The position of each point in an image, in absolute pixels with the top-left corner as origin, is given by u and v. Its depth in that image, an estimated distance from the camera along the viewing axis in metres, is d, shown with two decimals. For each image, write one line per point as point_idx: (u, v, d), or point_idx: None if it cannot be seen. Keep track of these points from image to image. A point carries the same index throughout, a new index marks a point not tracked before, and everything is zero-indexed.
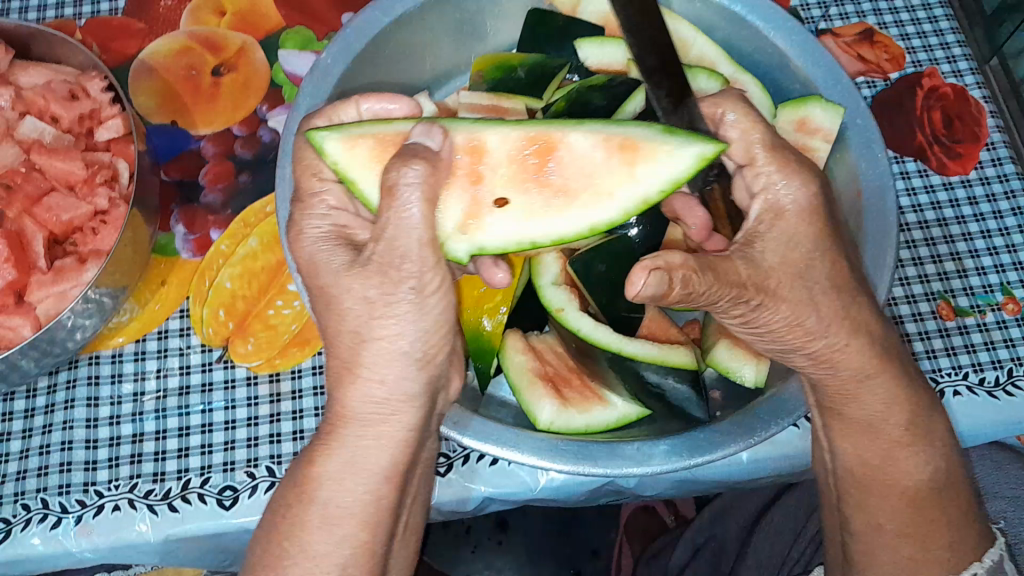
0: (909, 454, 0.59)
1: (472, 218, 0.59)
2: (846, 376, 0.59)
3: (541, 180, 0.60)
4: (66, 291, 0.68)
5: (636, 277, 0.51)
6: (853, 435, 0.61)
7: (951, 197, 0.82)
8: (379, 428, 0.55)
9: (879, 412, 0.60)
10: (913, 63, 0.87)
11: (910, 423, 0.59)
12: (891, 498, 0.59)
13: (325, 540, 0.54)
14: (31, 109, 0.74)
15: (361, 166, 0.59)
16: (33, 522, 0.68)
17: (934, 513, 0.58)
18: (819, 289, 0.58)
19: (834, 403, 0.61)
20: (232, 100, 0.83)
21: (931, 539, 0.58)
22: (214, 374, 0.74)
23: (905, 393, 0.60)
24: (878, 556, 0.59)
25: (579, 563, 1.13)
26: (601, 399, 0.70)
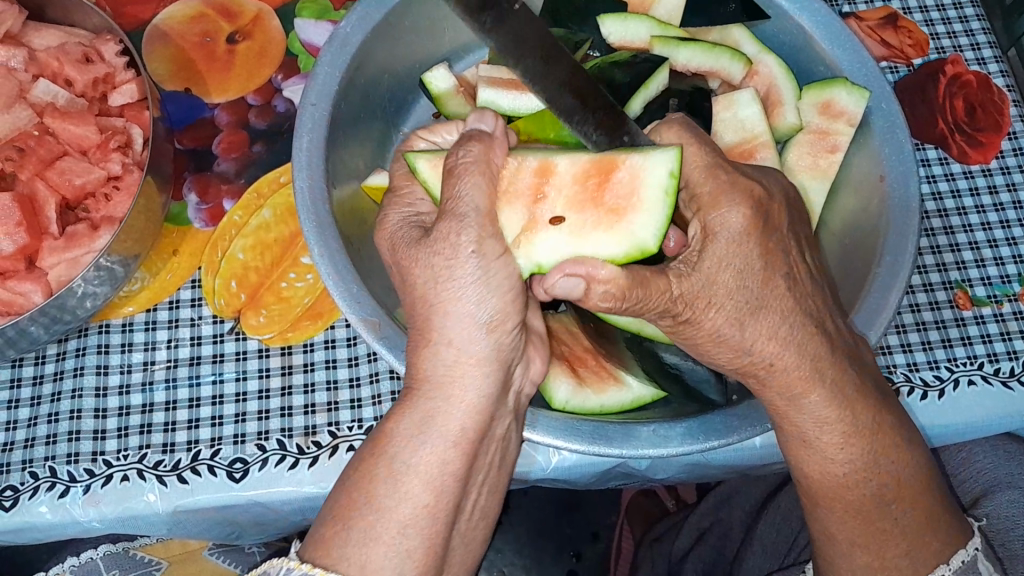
0: (849, 472, 0.58)
1: (527, 233, 0.57)
2: (776, 389, 0.58)
3: (598, 198, 0.58)
4: (78, 257, 0.68)
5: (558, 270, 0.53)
6: (797, 450, 0.60)
7: (971, 185, 0.81)
8: (449, 389, 0.55)
9: (811, 428, 0.58)
10: (936, 50, 0.86)
11: (844, 441, 0.58)
12: (837, 513, 0.60)
13: (389, 493, 0.53)
14: (45, 72, 0.73)
15: (511, 228, 0.57)
16: (42, 490, 0.67)
17: (884, 525, 0.59)
18: (748, 307, 0.56)
19: (776, 418, 0.60)
20: (247, 68, 0.81)
21: (885, 548, 0.59)
22: (226, 346, 0.73)
23: (840, 409, 0.58)
24: (840, 565, 0.61)
25: (580, 545, 1.12)
26: (617, 380, 0.69)
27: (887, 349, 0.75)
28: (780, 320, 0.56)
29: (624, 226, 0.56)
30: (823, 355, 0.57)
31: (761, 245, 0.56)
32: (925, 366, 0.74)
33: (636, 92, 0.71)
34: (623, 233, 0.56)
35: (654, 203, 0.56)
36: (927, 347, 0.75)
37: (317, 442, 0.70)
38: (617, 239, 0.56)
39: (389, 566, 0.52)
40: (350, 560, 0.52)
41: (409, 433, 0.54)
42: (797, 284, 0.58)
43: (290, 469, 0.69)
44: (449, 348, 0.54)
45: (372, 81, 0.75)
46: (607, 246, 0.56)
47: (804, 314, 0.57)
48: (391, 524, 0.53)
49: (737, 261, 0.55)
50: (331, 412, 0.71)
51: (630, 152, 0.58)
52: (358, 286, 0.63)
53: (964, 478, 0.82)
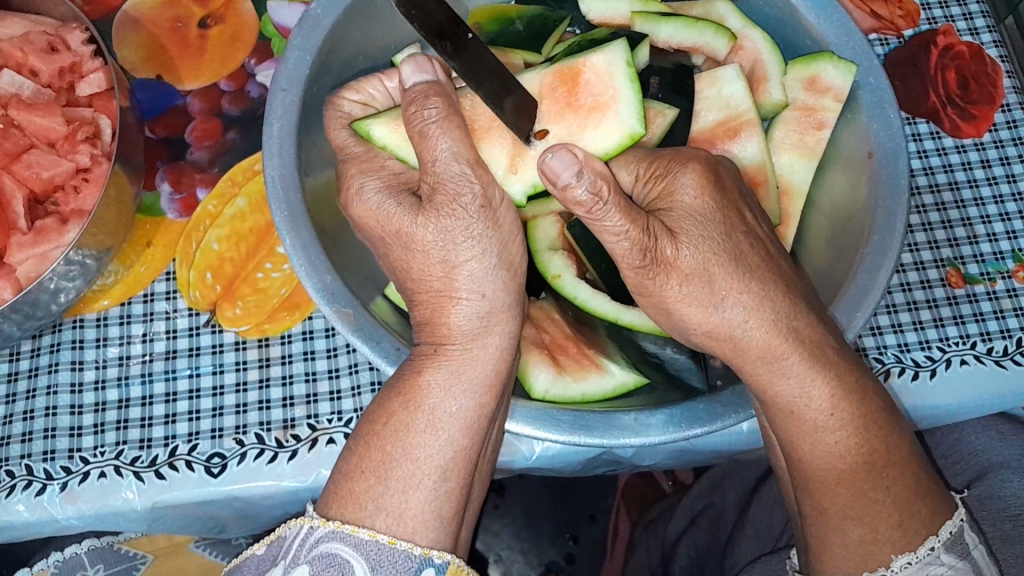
0: (841, 440, 0.56)
1: (519, 158, 0.61)
2: (754, 355, 0.57)
3: (574, 101, 0.61)
4: (46, 252, 0.66)
5: (551, 153, 0.53)
6: (785, 422, 0.58)
7: (964, 160, 0.79)
8: (485, 339, 0.57)
9: (798, 396, 0.57)
10: (928, 20, 0.83)
11: (833, 406, 0.56)
12: (828, 485, 0.57)
13: (429, 442, 0.54)
14: (9, 62, 0.70)
15: (499, 161, 0.61)
16: (18, 489, 0.67)
17: (875, 494, 0.56)
18: (717, 261, 0.56)
19: (760, 391, 0.59)
20: (220, 54, 0.79)
21: (876, 519, 0.56)
22: (202, 339, 0.72)
23: (825, 372, 0.56)
24: (833, 542, 0.58)
25: (576, 529, 1.11)
26: (599, 367, 0.67)
27: (877, 330, 0.73)
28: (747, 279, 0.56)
29: (609, 120, 0.60)
30: (799, 316, 0.57)
31: (719, 206, 0.57)
32: (916, 346, 0.73)
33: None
34: (613, 120, 0.60)
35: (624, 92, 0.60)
36: (918, 327, 0.73)
37: (296, 435, 0.69)
38: (607, 132, 0.60)
39: (429, 510, 0.53)
40: (386, 511, 0.52)
41: (449, 383, 0.55)
42: (762, 248, 0.58)
43: (270, 462, 0.68)
44: (469, 299, 0.57)
45: (346, 65, 0.73)
46: (599, 141, 0.60)
47: (772, 274, 0.57)
48: (429, 470, 0.54)
49: (701, 220, 0.56)
50: (310, 405, 0.70)
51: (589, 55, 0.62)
52: (332, 277, 0.62)
53: (957, 459, 0.81)
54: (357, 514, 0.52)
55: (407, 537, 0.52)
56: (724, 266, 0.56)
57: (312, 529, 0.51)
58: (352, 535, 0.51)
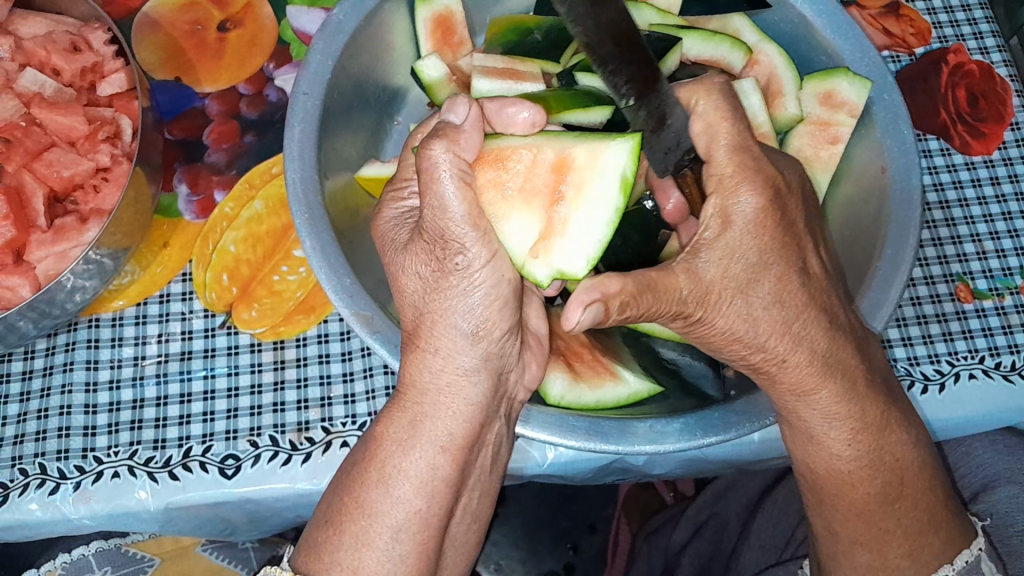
0: (853, 468, 0.58)
1: (545, 238, 0.55)
2: (788, 386, 0.57)
3: (557, 197, 0.55)
4: (67, 250, 0.66)
5: (577, 308, 0.47)
6: (802, 445, 0.60)
7: (973, 176, 0.80)
8: (441, 399, 0.55)
9: (818, 423, 0.58)
10: (938, 38, 0.84)
11: (852, 436, 0.57)
12: (840, 512, 0.59)
13: (381, 498, 0.55)
14: (31, 61, 0.71)
15: (526, 236, 0.55)
16: (30, 487, 0.66)
17: (885, 524, 0.58)
18: (761, 304, 0.55)
19: (780, 408, 0.60)
20: (238, 57, 0.80)
21: (886, 548, 0.59)
22: (217, 340, 0.72)
23: (846, 406, 0.57)
24: (841, 560, 0.61)
25: (577, 537, 1.12)
26: (613, 373, 0.68)
27: (887, 343, 0.74)
28: (789, 318, 0.55)
29: (579, 228, 0.55)
30: (836, 351, 0.57)
31: (777, 239, 0.55)
32: (926, 360, 0.73)
33: (650, 73, 0.69)
34: (587, 227, 0.55)
35: (605, 197, 0.55)
36: (928, 341, 0.74)
37: (311, 438, 0.69)
38: (582, 239, 0.55)
39: (381, 569, 0.54)
40: (342, 565, 0.54)
41: (402, 437, 0.55)
42: (812, 288, 0.56)
43: (284, 464, 0.68)
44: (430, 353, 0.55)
45: (366, 71, 0.73)
46: (570, 257, 0.55)
47: (819, 309, 0.56)
48: (381, 529, 0.54)
49: (755, 252, 0.54)
50: (324, 408, 0.71)
51: (576, 146, 0.55)
52: (353, 281, 0.62)
53: (964, 472, 0.82)
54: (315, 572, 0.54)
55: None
56: (767, 300, 0.55)
57: None
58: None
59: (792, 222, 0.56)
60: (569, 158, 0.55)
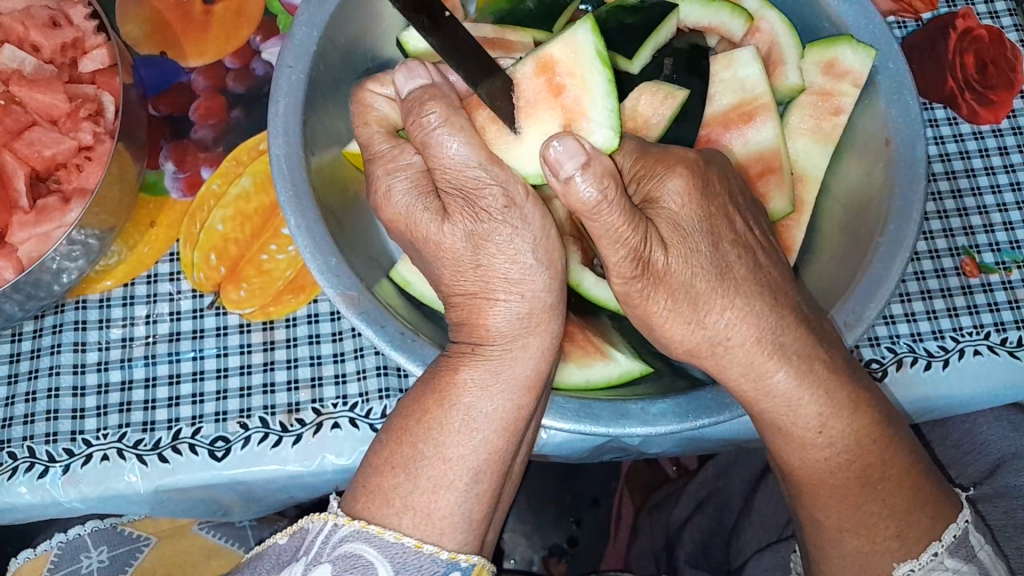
0: (831, 457, 0.56)
1: (569, 129, 0.56)
2: (749, 376, 0.55)
3: (556, 91, 0.57)
4: (49, 232, 0.65)
5: (556, 140, 0.49)
6: (774, 438, 0.57)
7: (981, 146, 0.78)
8: (519, 343, 0.54)
9: (783, 413, 0.55)
10: (947, 3, 0.81)
11: (822, 423, 0.55)
12: (821, 499, 0.57)
13: (460, 442, 0.52)
14: (11, 37, 0.69)
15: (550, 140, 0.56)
16: (20, 470, 0.66)
17: (869, 507, 0.56)
18: (704, 282, 0.53)
19: (744, 404, 0.57)
20: (225, 30, 0.78)
21: (873, 531, 0.56)
22: (206, 321, 0.71)
23: (813, 390, 0.54)
24: (830, 550, 0.58)
25: (580, 511, 1.13)
26: (603, 353, 0.66)
27: (890, 319, 0.72)
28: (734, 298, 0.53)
29: (589, 106, 0.56)
30: (787, 329, 0.54)
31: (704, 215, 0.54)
32: (928, 335, 0.72)
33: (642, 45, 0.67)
34: (597, 100, 0.57)
35: (594, 72, 0.57)
36: (932, 316, 0.72)
37: (301, 419, 0.68)
38: (599, 111, 0.56)
39: (457, 513, 0.52)
40: (416, 509, 0.51)
41: (482, 382, 0.53)
42: (749, 258, 0.55)
43: (274, 446, 0.67)
44: (507, 300, 0.54)
45: (353, 43, 0.71)
46: (595, 133, 0.56)
47: (760, 285, 0.54)
48: (459, 471, 0.52)
49: (691, 233, 0.53)
50: (315, 388, 0.70)
51: (549, 45, 0.58)
52: (338, 259, 0.61)
53: (969, 450, 0.80)
54: (381, 515, 0.51)
55: (434, 540, 0.51)
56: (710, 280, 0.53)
57: (336, 527, 0.51)
58: (377, 537, 0.50)
59: (718, 194, 0.56)
60: (548, 55, 0.57)
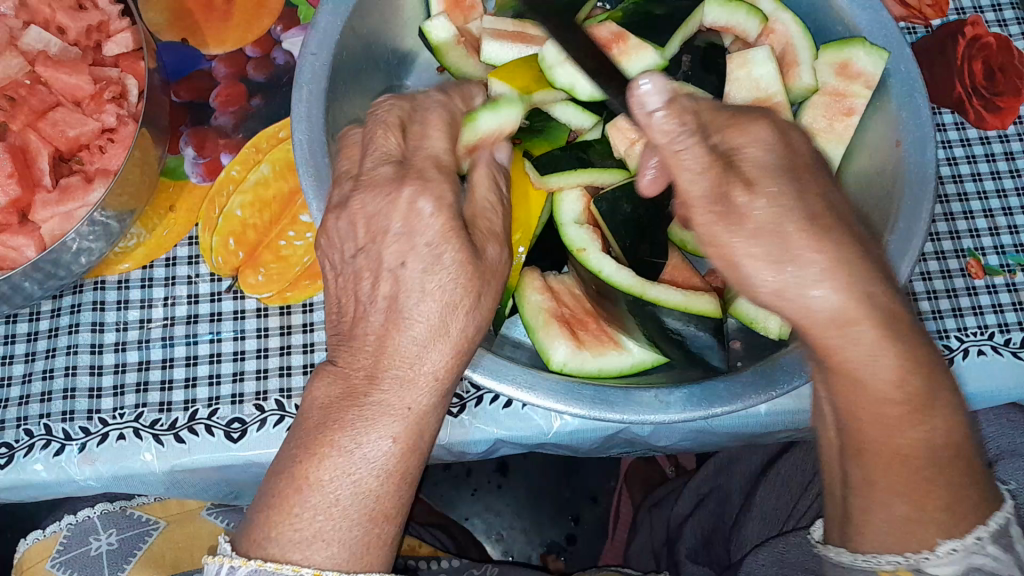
0: (904, 415, 0.50)
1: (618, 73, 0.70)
2: (822, 319, 0.49)
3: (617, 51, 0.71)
4: (72, 211, 0.65)
5: None
6: (845, 386, 0.51)
7: (987, 151, 0.80)
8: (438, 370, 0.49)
9: (865, 362, 0.49)
10: (956, 10, 0.83)
11: (903, 373, 0.49)
12: (879, 461, 0.52)
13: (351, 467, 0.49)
14: (36, 19, 0.70)
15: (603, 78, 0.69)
16: (36, 448, 0.66)
17: (929, 476, 0.51)
18: (788, 217, 0.50)
19: (813, 352, 0.52)
20: (246, 18, 0.79)
21: (926, 500, 0.51)
22: (223, 304, 0.72)
23: (898, 335, 0.49)
24: (874, 516, 0.52)
25: (578, 509, 1.15)
26: (617, 343, 0.67)
27: None
28: (818, 240, 0.49)
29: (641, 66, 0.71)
30: None
31: (790, 162, 0.52)
32: (934, 335, 0.73)
33: (674, 37, 0.73)
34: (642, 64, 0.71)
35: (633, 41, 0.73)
36: (938, 316, 0.74)
37: None
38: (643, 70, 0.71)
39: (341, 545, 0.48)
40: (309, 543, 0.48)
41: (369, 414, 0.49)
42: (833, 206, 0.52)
43: (289, 429, 0.68)
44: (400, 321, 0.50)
45: (374, 33, 0.72)
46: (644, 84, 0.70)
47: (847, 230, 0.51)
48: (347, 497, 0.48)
49: (779, 178, 0.51)
50: None
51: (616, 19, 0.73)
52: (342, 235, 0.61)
53: None
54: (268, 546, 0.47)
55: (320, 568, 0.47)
56: (796, 222, 0.49)
57: (230, 568, 0.47)
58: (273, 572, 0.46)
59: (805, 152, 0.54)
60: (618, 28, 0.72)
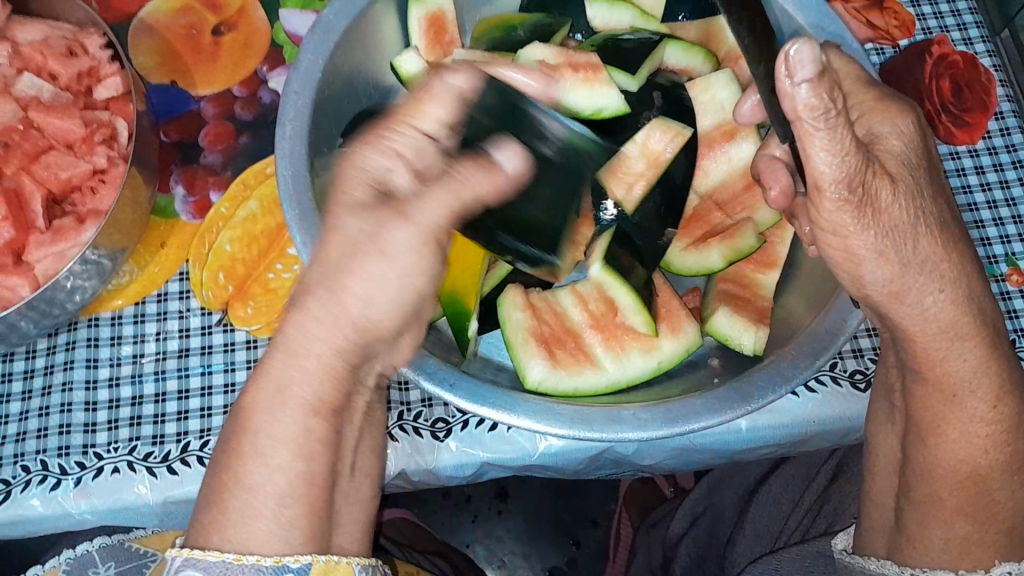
0: (987, 435, 0.60)
1: (577, 88, 0.71)
2: (934, 328, 0.57)
3: (577, 65, 0.72)
4: (64, 250, 0.68)
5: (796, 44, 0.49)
6: (938, 407, 0.60)
7: (957, 166, 0.82)
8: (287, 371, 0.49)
9: (966, 380, 0.58)
10: (922, 30, 0.86)
11: (998, 399, 0.59)
12: (964, 483, 0.60)
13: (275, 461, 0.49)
14: (29, 66, 0.72)
15: (560, 96, 0.71)
16: (33, 483, 0.68)
17: (998, 494, 0.61)
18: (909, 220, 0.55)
19: (916, 365, 0.59)
20: (233, 60, 0.81)
21: (987, 520, 0.61)
22: (214, 337, 0.74)
23: (991, 362, 0.59)
24: (932, 531, 0.62)
25: (579, 533, 1.15)
26: (591, 363, 0.68)
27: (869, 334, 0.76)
28: (943, 257, 0.57)
29: (602, 79, 0.71)
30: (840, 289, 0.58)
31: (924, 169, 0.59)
32: None
33: (642, 66, 0.73)
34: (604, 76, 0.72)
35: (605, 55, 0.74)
36: None
37: None
38: (603, 83, 0.71)
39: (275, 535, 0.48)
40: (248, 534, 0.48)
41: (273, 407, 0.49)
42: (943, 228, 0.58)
43: None
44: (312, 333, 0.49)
45: (356, 71, 0.75)
46: (604, 98, 0.71)
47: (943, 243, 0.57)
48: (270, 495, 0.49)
49: (913, 171, 0.57)
50: None
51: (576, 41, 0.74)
52: None
53: None
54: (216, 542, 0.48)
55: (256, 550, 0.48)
56: (928, 230, 0.56)
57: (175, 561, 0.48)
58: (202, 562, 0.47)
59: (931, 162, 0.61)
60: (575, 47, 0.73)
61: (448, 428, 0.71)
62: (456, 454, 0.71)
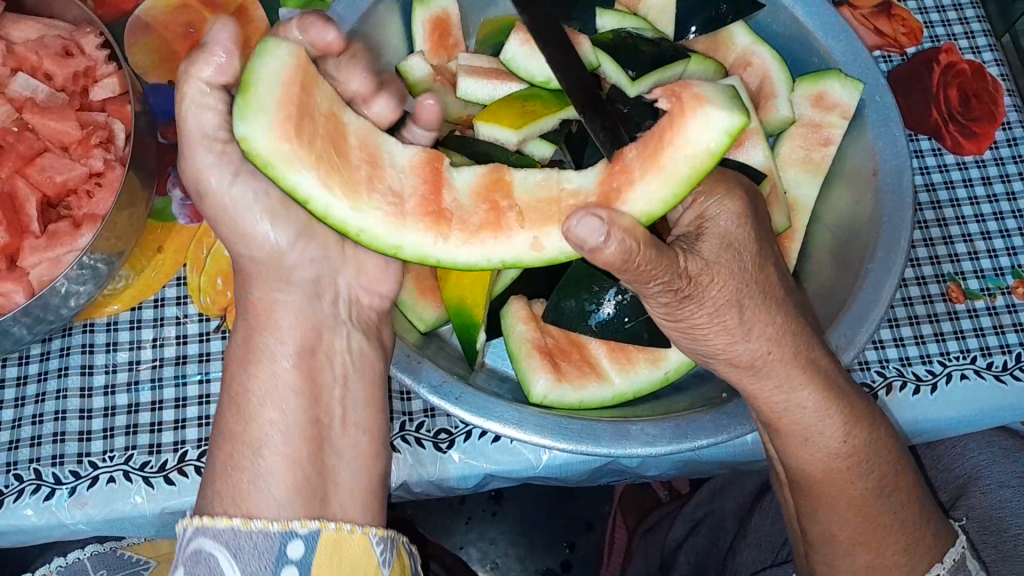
0: (850, 466, 0.59)
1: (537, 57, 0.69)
2: (769, 385, 0.58)
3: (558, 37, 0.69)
4: (60, 256, 0.66)
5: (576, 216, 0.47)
6: (796, 448, 0.60)
7: (965, 176, 0.81)
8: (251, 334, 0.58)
9: (814, 424, 0.59)
10: (930, 38, 0.84)
11: (848, 432, 0.59)
12: (849, 515, 0.60)
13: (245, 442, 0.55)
14: (23, 66, 0.70)
15: (520, 55, 0.69)
16: (26, 492, 0.67)
17: (884, 520, 0.60)
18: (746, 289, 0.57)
19: (766, 420, 0.61)
20: None
21: (883, 545, 0.60)
22: (212, 344, 0.73)
23: (832, 400, 0.59)
24: (839, 566, 0.62)
25: (573, 536, 1.14)
26: (599, 375, 0.66)
27: (880, 343, 0.74)
28: (766, 319, 0.58)
29: None
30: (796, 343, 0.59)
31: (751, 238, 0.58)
32: (917, 359, 0.74)
33: (648, 75, 0.69)
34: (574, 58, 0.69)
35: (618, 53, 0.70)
36: (920, 341, 0.75)
37: None
38: None
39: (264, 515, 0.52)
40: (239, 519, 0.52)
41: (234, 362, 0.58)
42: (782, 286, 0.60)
43: None
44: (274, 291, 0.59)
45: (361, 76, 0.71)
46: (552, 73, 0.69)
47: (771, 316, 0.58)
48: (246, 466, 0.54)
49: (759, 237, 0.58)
50: None
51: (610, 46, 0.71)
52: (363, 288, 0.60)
53: (959, 471, 0.83)
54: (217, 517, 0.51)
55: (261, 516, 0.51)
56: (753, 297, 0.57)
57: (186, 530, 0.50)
58: (212, 528, 0.50)
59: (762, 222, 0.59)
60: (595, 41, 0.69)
61: (451, 439, 0.70)
62: (459, 466, 0.70)
